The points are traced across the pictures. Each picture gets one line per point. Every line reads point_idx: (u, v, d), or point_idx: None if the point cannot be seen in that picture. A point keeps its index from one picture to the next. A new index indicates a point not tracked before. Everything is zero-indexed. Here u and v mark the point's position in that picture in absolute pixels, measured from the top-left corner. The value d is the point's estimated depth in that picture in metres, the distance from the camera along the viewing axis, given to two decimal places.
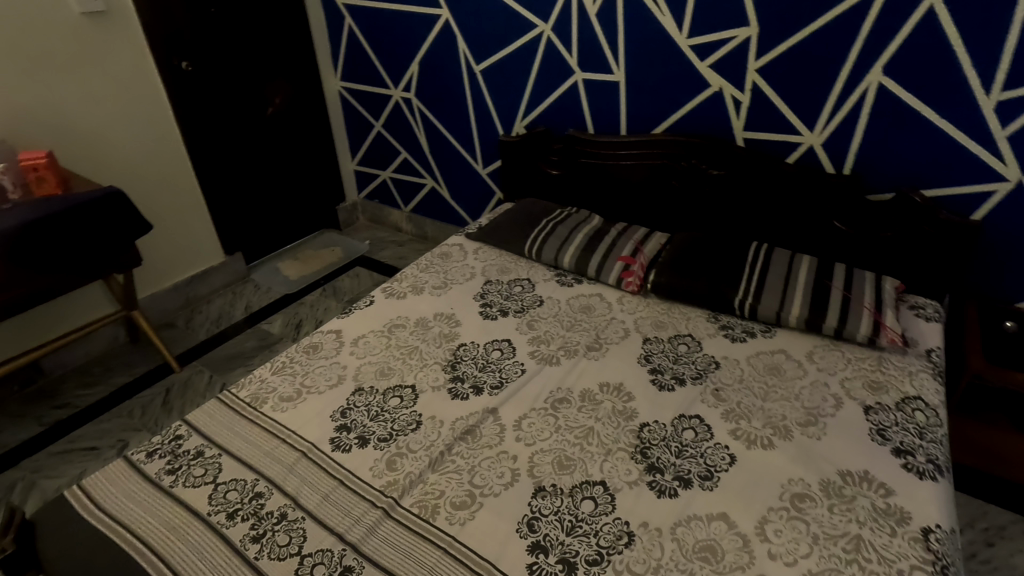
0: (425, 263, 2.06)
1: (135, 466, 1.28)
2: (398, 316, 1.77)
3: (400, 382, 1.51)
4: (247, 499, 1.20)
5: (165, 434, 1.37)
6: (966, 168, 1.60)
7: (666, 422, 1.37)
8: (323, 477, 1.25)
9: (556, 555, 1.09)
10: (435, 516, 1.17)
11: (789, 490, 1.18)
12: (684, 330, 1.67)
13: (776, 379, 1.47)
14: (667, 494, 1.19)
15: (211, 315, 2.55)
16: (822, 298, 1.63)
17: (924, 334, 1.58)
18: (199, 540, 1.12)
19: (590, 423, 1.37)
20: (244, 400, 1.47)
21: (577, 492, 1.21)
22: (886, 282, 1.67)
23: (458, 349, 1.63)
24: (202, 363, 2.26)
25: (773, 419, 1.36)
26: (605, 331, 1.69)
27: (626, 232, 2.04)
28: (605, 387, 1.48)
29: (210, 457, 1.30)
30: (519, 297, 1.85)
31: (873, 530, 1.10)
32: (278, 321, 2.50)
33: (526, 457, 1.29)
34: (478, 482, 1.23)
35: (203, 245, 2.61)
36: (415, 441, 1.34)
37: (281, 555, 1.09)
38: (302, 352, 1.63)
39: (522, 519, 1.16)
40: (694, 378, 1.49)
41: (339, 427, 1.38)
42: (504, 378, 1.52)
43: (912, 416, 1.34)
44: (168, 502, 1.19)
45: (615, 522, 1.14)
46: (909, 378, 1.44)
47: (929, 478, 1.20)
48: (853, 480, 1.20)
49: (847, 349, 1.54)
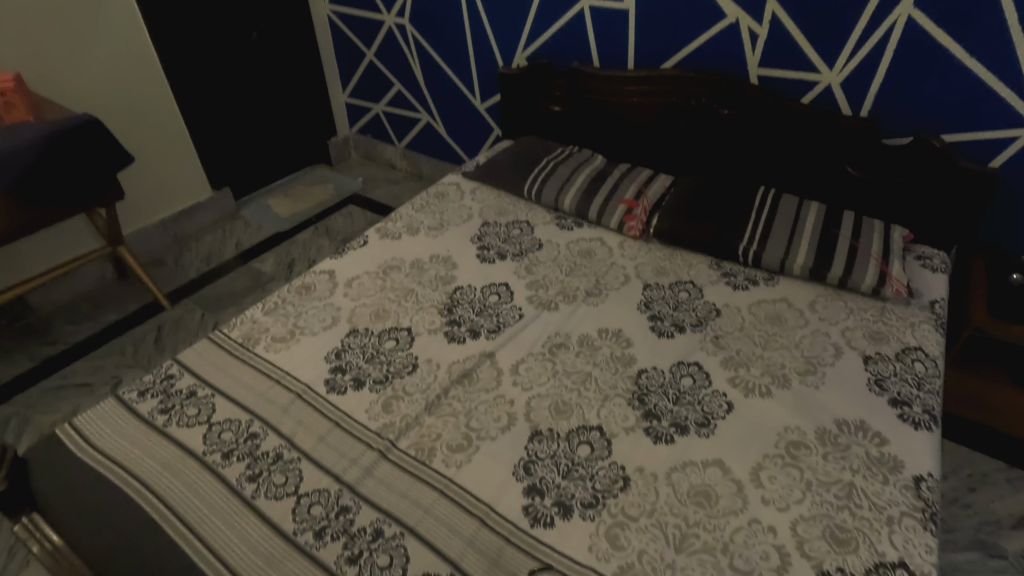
0: (420, 202, 1.99)
1: (127, 405, 1.27)
2: (393, 258, 1.72)
3: (396, 325, 1.48)
4: (242, 439, 1.19)
5: (156, 373, 1.34)
6: (990, 112, 1.52)
7: (666, 369, 1.36)
8: (319, 419, 1.24)
9: (551, 497, 1.10)
10: (432, 458, 1.17)
11: (785, 437, 1.19)
12: (686, 277, 1.64)
13: (777, 328, 1.46)
14: (664, 440, 1.20)
15: (201, 253, 2.48)
16: (829, 247, 1.59)
17: (929, 284, 1.55)
18: (194, 479, 1.11)
19: (588, 369, 1.36)
20: (235, 340, 1.44)
21: (573, 436, 1.21)
22: (894, 232, 1.63)
23: (454, 293, 1.59)
24: (193, 302, 2.22)
25: (772, 367, 1.35)
26: (605, 276, 1.65)
27: (630, 173, 1.97)
28: (604, 333, 1.46)
29: (204, 397, 1.28)
30: (518, 240, 1.80)
31: (865, 478, 1.11)
32: (270, 260, 2.44)
33: (523, 401, 1.28)
34: (475, 425, 1.23)
35: (190, 180, 2.51)
36: (412, 384, 1.32)
37: (277, 494, 1.09)
38: (294, 292, 1.59)
39: (518, 462, 1.16)
40: (695, 326, 1.47)
41: (333, 369, 1.36)
42: (501, 323, 1.49)
43: (911, 366, 1.33)
44: (163, 441, 1.19)
45: (611, 467, 1.15)
46: (910, 329, 1.42)
47: (923, 428, 1.20)
48: (849, 429, 1.20)
49: (850, 299, 1.52)
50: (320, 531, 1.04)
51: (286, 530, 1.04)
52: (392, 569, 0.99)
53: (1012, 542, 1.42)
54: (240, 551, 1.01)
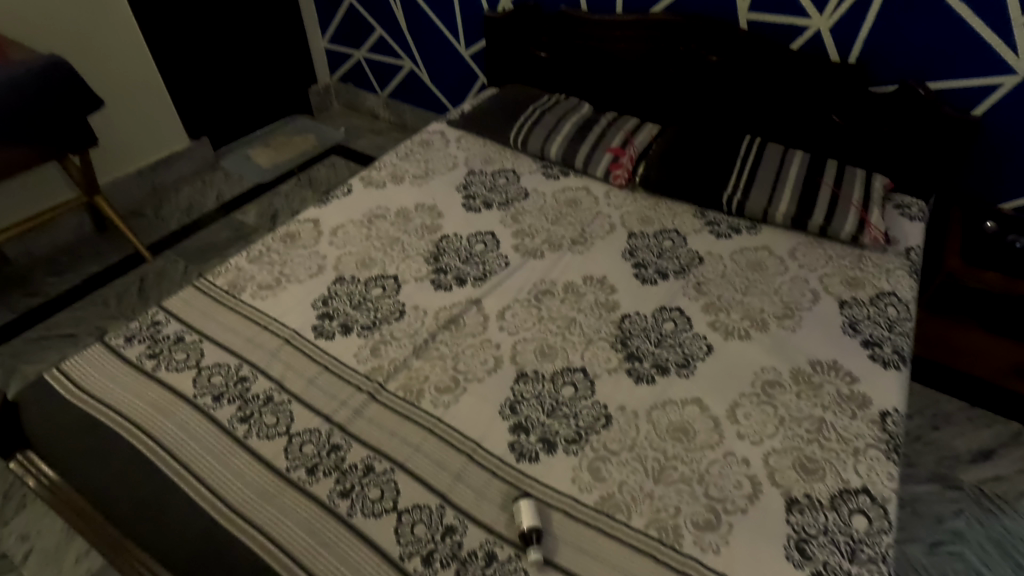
0: (405, 150, 1.96)
1: (114, 351, 1.27)
2: (378, 206, 1.71)
3: (382, 272, 1.49)
4: (231, 382, 1.21)
5: (142, 320, 1.35)
6: (976, 59, 1.52)
7: (648, 313, 1.39)
8: (308, 363, 1.26)
9: (536, 434, 1.14)
10: (420, 399, 1.20)
11: (761, 377, 1.23)
12: (670, 225, 1.65)
13: (757, 274, 1.49)
14: (645, 380, 1.24)
15: (181, 205, 2.43)
16: (811, 195, 1.60)
17: (906, 232, 1.58)
18: (186, 420, 1.14)
19: (573, 314, 1.39)
20: (221, 288, 1.44)
21: (558, 378, 1.24)
22: (876, 180, 1.65)
23: (440, 241, 1.59)
24: (175, 254, 2.20)
25: (751, 312, 1.39)
26: (590, 225, 1.66)
27: (617, 122, 1.95)
28: (589, 280, 1.48)
29: (191, 343, 1.29)
30: (504, 188, 1.79)
31: (835, 414, 1.16)
32: (252, 211, 2.40)
33: (509, 345, 1.31)
34: (462, 368, 1.26)
35: (166, 128, 2.43)
36: (399, 330, 1.34)
37: (269, 433, 1.12)
38: (279, 241, 1.58)
39: (504, 402, 1.19)
40: (678, 273, 1.50)
41: (321, 315, 1.37)
42: (487, 271, 1.51)
43: (884, 310, 1.37)
44: (152, 385, 1.20)
45: (594, 405, 1.19)
46: (885, 276, 1.46)
47: (892, 368, 1.25)
48: (822, 368, 1.25)
49: (829, 247, 1.55)
50: (312, 467, 1.07)
51: (279, 467, 1.07)
52: (383, 501, 1.03)
53: (968, 474, 1.52)
54: (235, 488, 1.04)
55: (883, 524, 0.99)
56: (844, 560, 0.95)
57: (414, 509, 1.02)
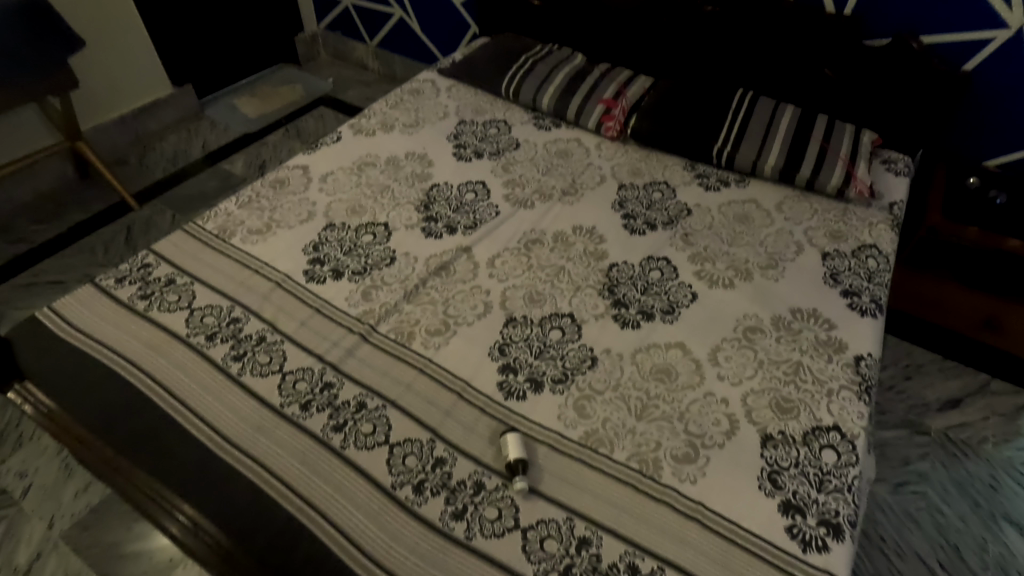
0: (395, 99, 1.93)
1: (105, 292, 1.28)
2: (368, 154, 1.69)
3: (373, 220, 1.49)
4: (224, 323, 1.23)
5: (132, 262, 1.35)
6: (970, 12, 1.53)
7: (636, 263, 1.41)
8: (299, 305, 1.28)
9: (524, 374, 1.17)
10: (411, 341, 1.22)
11: (742, 323, 1.27)
12: (660, 178, 1.66)
13: (744, 226, 1.51)
14: (630, 326, 1.27)
15: (166, 154, 2.39)
16: (800, 148, 1.61)
17: (891, 187, 1.60)
18: (181, 358, 1.16)
19: (562, 263, 1.41)
20: (211, 232, 1.43)
21: (546, 323, 1.27)
22: (865, 135, 1.66)
23: (431, 190, 1.59)
24: (162, 203, 2.17)
25: (736, 262, 1.42)
26: (581, 176, 1.66)
27: (610, 73, 1.93)
28: (578, 230, 1.50)
29: (183, 285, 1.30)
30: (495, 138, 1.78)
31: (812, 357, 1.20)
32: (240, 161, 2.37)
33: (499, 292, 1.33)
34: (452, 312, 1.28)
35: (148, 74, 2.37)
36: (390, 275, 1.35)
37: (263, 371, 1.15)
38: (268, 187, 1.57)
39: (493, 344, 1.22)
40: (666, 224, 1.52)
41: (312, 260, 1.38)
42: (478, 220, 1.51)
43: (865, 262, 1.41)
44: (146, 325, 1.21)
45: (580, 348, 1.22)
46: (868, 229, 1.49)
47: (869, 316, 1.29)
48: (802, 316, 1.29)
49: (815, 200, 1.57)
50: (306, 403, 1.10)
51: (273, 403, 1.10)
52: (375, 435, 1.06)
53: (935, 421, 1.59)
54: (231, 422, 1.07)
55: (851, 458, 1.05)
56: (813, 490, 1.00)
57: (405, 442, 1.06)
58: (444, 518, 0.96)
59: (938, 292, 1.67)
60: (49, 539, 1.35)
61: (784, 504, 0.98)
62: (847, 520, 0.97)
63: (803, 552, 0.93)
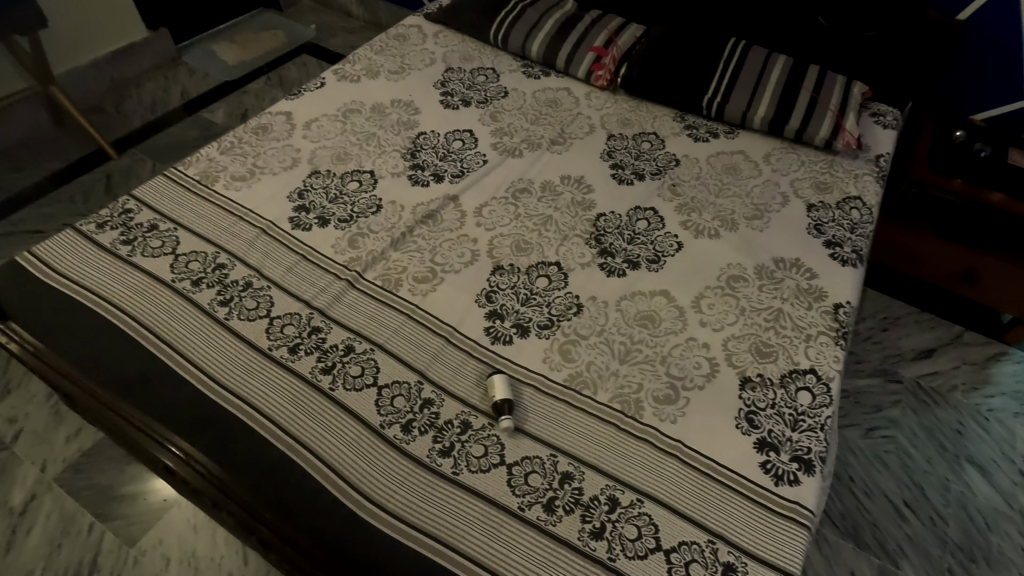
0: (380, 44, 1.87)
1: (86, 237, 1.27)
2: (352, 101, 1.65)
3: (358, 167, 1.47)
4: (209, 269, 1.22)
5: (113, 208, 1.33)
6: None
7: (623, 213, 1.41)
8: (285, 252, 1.27)
9: (510, 321, 1.19)
10: (398, 288, 1.23)
11: (726, 272, 1.29)
12: (649, 128, 1.65)
13: (731, 177, 1.51)
14: (616, 274, 1.28)
15: (143, 101, 2.31)
16: (790, 99, 1.60)
17: (878, 139, 1.60)
18: (166, 302, 1.16)
19: (549, 212, 1.41)
20: (193, 178, 1.41)
21: (532, 271, 1.28)
22: (855, 86, 1.64)
23: (418, 138, 1.57)
24: (142, 152, 2.12)
25: (722, 213, 1.42)
26: (570, 126, 1.64)
27: (601, 20, 1.88)
28: (566, 179, 1.49)
29: (166, 231, 1.28)
30: (483, 87, 1.74)
31: (793, 305, 1.23)
32: (221, 110, 2.30)
33: (486, 240, 1.33)
34: (439, 260, 1.29)
35: (124, 16, 2.27)
36: (376, 223, 1.35)
37: (250, 316, 1.15)
38: (250, 133, 1.54)
39: (480, 291, 1.23)
40: (654, 174, 1.51)
41: (297, 207, 1.36)
42: (465, 168, 1.50)
43: (848, 213, 1.42)
44: (130, 270, 1.21)
45: (566, 296, 1.23)
46: (853, 180, 1.50)
47: (850, 265, 1.32)
48: (785, 265, 1.30)
49: (803, 152, 1.57)
50: (294, 346, 1.11)
51: (261, 346, 1.11)
52: (363, 377, 1.08)
53: (909, 370, 1.65)
54: (220, 364, 1.08)
55: (825, 399, 1.08)
56: (788, 429, 1.04)
57: (393, 384, 1.08)
58: (431, 455, 0.99)
59: (916, 244, 1.68)
60: (42, 482, 1.37)
61: (759, 442, 1.02)
62: (818, 456, 1.01)
63: (775, 485, 0.97)
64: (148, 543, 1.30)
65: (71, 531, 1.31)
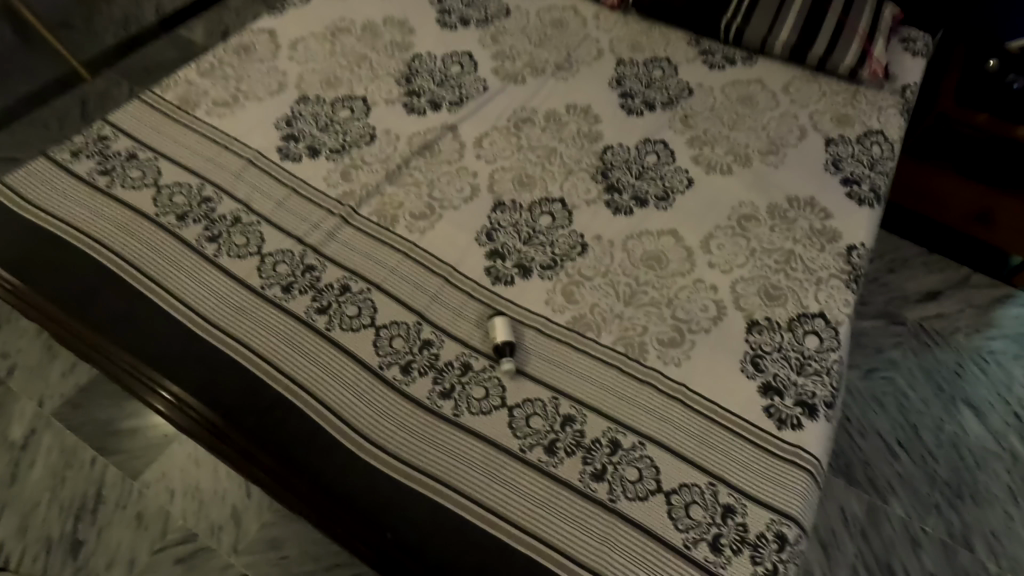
0: None
1: (61, 166, 1.19)
2: (341, 19, 1.52)
3: (350, 93, 1.37)
4: (195, 203, 1.16)
5: (88, 134, 1.25)
6: None
7: (632, 145, 1.33)
8: (273, 186, 1.20)
9: (512, 261, 1.14)
10: (395, 225, 1.17)
11: (738, 212, 1.23)
12: (662, 54, 1.53)
13: (747, 108, 1.42)
14: (623, 212, 1.22)
15: (115, 16, 2.14)
16: (817, 20, 1.47)
17: (906, 68, 1.50)
18: (150, 238, 1.10)
19: (553, 144, 1.33)
20: (172, 103, 1.32)
21: (535, 207, 1.22)
22: (888, 8, 1.50)
23: (413, 61, 1.45)
24: (117, 74, 1.98)
25: (736, 147, 1.35)
26: (577, 50, 1.52)
27: None
28: (571, 109, 1.40)
29: (147, 161, 1.21)
30: (483, 4, 1.59)
31: (805, 246, 1.18)
32: (200, 28, 2.12)
33: (486, 175, 1.26)
34: (438, 196, 1.22)
35: None
36: (370, 154, 1.27)
37: (240, 253, 1.10)
38: (231, 53, 1.42)
39: (480, 229, 1.18)
40: (665, 105, 1.42)
41: (285, 137, 1.28)
42: (464, 95, 1.40)
43: (869, 149, 1.35)
44: (110, 203, 1.14)
45: (570, 235, 1.18)
46: (877, 114, 1.41)
47: (866, 205, 1.26)
48: (799, 205, 1.25)
49: (826, 82, 1.47)
50: (287, 286, 1.07)
51: (253, 284, 1.07)
52: (360, 318, 1.05)
53: (913, 312, 1.63)
54: (212, 304, 1.04)
55: (833, 343, 1.06)
56: (793, 373, 1.02)
57: (391, 325, 1.04)
58: (431, 398, 0.97)
59: (932, 182, 1.61)
60: (41, 416, 1.37)
61: (764, 386, 1.01)
62: (823, 400, 1.00)
63: (778, 430, 0.97)
64: (151, 476, 1.31)
65: (73, 464, 1.32)
